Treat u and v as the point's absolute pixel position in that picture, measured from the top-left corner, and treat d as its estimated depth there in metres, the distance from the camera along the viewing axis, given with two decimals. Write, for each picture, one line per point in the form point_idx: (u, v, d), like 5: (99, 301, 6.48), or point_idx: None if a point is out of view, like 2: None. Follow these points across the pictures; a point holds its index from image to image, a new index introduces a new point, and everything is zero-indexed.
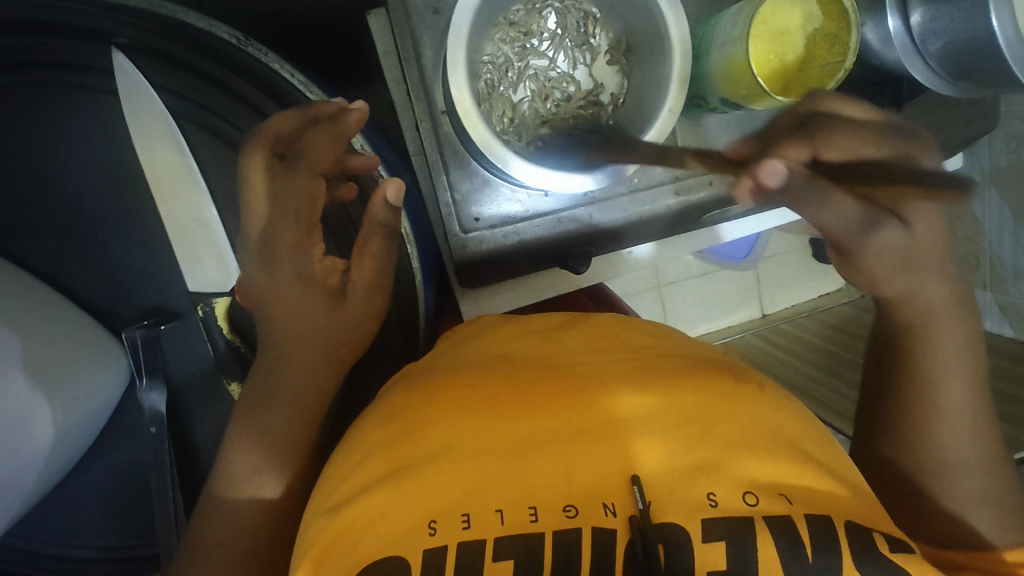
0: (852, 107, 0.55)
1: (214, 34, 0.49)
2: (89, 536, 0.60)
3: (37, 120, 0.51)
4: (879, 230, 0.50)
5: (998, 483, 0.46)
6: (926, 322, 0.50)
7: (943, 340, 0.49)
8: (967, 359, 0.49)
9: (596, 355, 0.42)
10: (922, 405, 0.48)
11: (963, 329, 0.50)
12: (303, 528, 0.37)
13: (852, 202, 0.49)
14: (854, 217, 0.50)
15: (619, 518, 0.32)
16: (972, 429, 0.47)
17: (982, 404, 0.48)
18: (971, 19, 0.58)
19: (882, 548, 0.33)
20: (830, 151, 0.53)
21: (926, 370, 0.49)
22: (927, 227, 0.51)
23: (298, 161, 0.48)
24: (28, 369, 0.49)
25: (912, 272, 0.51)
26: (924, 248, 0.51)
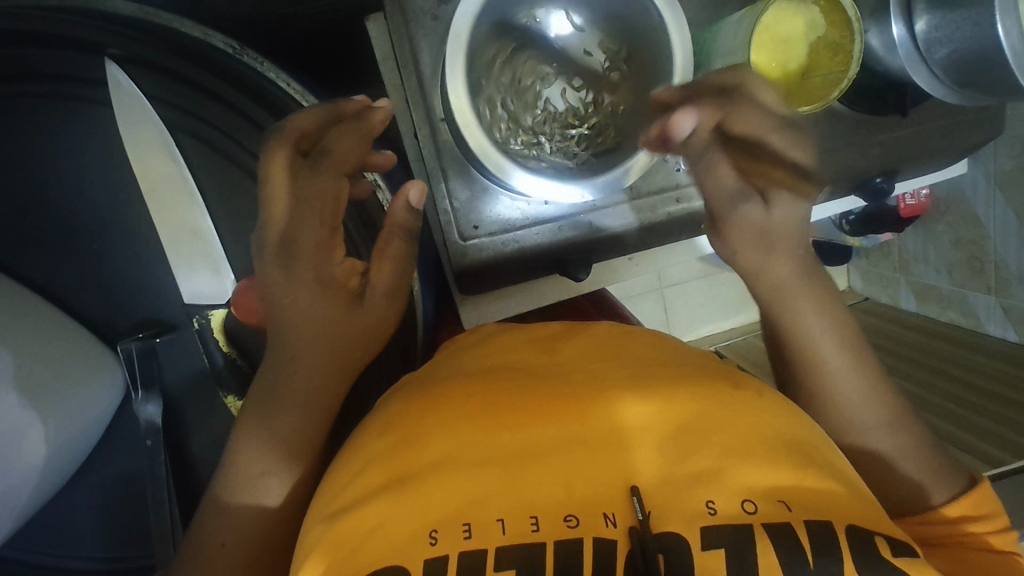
0: (773, 95, 0.53)
1: (208, 43, 0.49)
2: (85, 548, 0.60)
3: (34, 131, 0.51)
4: (743, 204, 0.50)
5: (913, 434, 0.49)
6: (780, 299, 0.50)
7: (805, 315, 0.49)
8: (839, 327, 0.50)
9: (593, 363, 0.42)
10: (818, 380, 0.48)
11: (817, 296, 0.50)
12: (301, 539, 0.37)
13: (729, 171, 0.50)
14: (732, 183, 0.50)
15: (619, 529, 0.32)
16: (864, 388, 0.48)
17: (863, 362, 0.49)
18: (977, 28, 0.57)
19: (884, 552, 0.32)
20: (739, 125, 0.51)
21: (804, 348, 0.49)
22: (786, 210, 0.50)
23: (322, 160, 0.48)
24: (19, 386, 0.48)
25: (767, 251, 0.50)
26: (782, 228, 0.50)
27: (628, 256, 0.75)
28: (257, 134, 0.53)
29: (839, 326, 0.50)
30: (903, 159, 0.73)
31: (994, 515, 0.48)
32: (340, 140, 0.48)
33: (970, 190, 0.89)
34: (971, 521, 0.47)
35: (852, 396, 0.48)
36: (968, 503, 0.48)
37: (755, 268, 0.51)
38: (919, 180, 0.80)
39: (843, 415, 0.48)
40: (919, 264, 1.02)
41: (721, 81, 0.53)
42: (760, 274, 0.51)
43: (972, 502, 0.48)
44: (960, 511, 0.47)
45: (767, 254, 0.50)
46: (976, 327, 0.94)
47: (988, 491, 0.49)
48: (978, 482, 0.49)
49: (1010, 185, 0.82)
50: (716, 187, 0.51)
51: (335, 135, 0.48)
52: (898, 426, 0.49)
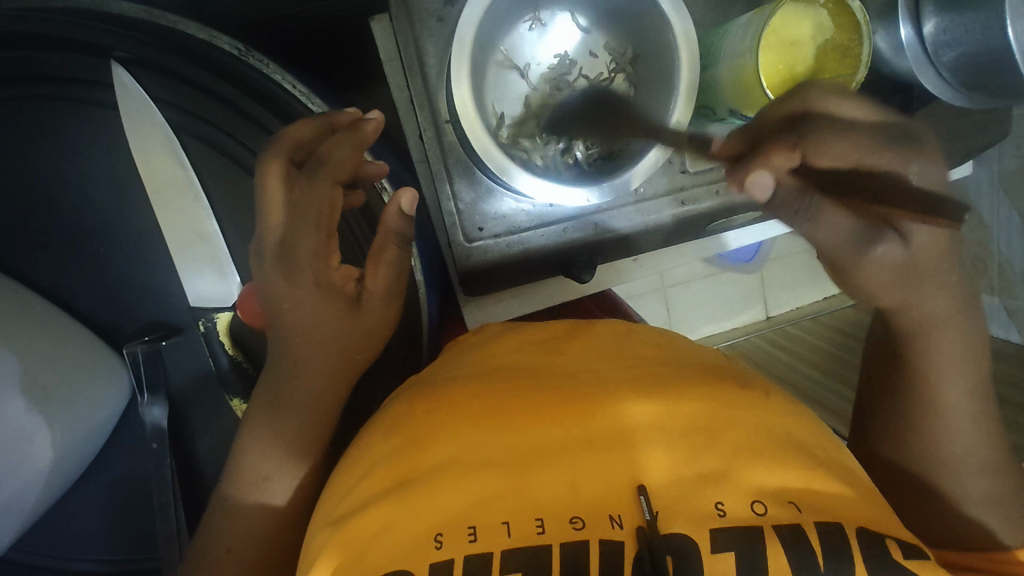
0: (850, 106, 0.47)
1: (215, 45, 0.49)
2: (90, 550, 0.60)
3: (39, 133, 0.51)
4: (879, 245, 0.44)
5: (1006, 486, 0.46)
6: (926, 334, 0.46)
7: (938, 349, 0.46)
8: (973, 367, 0.46)
9: (600, 364, 0.42)
10: (925, 415, 0.46)
11: (964, 333, 0.46)
12: (308, 540, 0.37)
13: (843, 217, 0.44)
14: (852, 229, 0.44)
15: (626, 530, 0.32)
16: (974, 429, 0.45)
17: (987, 405, 0.46)
18: (986, 31, 0.57)
19: (895, 554, 0.32)
20: (822, 160, 0.45)
21: (928, 385, 0.46)
22: (928, 240, 0.45)
23: (318, 170, 0.46)
24: (26, 391, 0.49)
25: (911, 286, 0.45)
26: (930, 260, 0.45)
27: (632, 257, 0.76)
28: (263, 136, 0.53)
29: (974, 367, 0.46)
30: None
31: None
32: (335, 148, 0.47)
33: (975, 193, 0.88)
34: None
35: (950, 435, 0.46)
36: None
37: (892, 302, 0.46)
38: None
39: (948, 454, 0.46)
40: None
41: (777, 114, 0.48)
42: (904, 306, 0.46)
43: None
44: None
45: (914, 288, 0.45)
46: None
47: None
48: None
49: (1013, 186, 0.84)
50: (834, 241, 0.44)
51: (330, 144, 0.47)
52: (996, 476, 0.46)
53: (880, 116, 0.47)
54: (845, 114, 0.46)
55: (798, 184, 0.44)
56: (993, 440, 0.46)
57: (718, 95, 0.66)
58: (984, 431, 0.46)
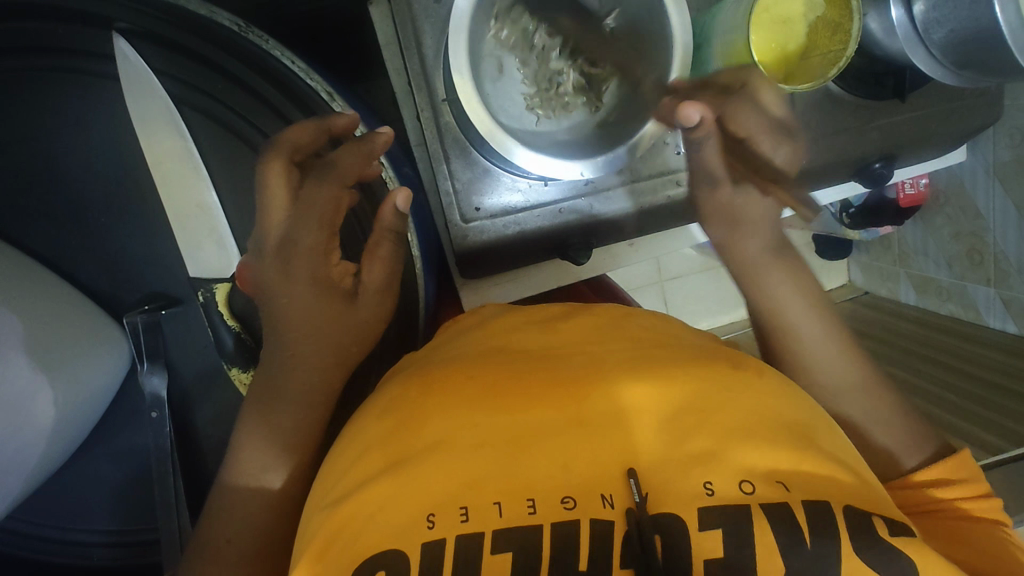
0: (773, 96, 0.57)
1: (214, 21, 0.49)
2: (92, 522, 0.61)
3: (38, 104, 0.51)
4: (718, 188, 0.58)
5: (882, 403, 0.52)
6: (759, 275, 0.56)
7: (770, 280, 0.56)
8: (810, 299, 0.55)
9: (592, 346, 0.42)
10: (782, 336, 0.54)
11: (789, 272, 0.56)
12: (305, 519, 0.38)
13: (715, 149, 0.57)
14: (713, 165, 0.57)
15: (617, 510, 0.32)
16: (831, 350, 0.53)
17: (833, 330, 0.54)
18: (974, 7, 0.56)
19: (881, 532, 0.33)
20: (734, 126, 0.57)
21: (777, 314, 0.54)
22: (758, 201, 0.58)
23: (329, 170, 0.47)
24: (28, 350, 0.48)
25: (736, 231, 0.58)
26: (753, 214, 0.58)
27: (629, 242, 0.76)
28: (280, 125, 0.53)
29: (809, 298, 0.55)
30: (901, 144, 0.74)
31: (969, 479, 0.49)
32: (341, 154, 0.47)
33: (969, 183, 0.87)
34: (941, 488, 0.48)
35: (809, 353, 0.52)
36: (944, 469, 0.49)
37: (725, 240, 0.59)
38: (918, 168, 0.81)
39: (813, 369, 0.52)
40: (919, 257, 0.98)
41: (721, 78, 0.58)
42: (732, 250, 0.58)
43: (945, 467, 0.49)
44: (933, 477, 0.49)
45: (733, 232, 0.58)
46: (975, 320, 0.90)
47: (966, 457, 0.50)
48: (956, 452, 0.51)
49: (1008, 176, 0.81)
50: (701, 165, 0.58)
51: (339, 151, 0.47)
52: (869, 392, 0.52)
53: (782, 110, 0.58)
54: (768, 103, 0.57)
55: (706, 121, 0.54)
56: (852, 361, 0.53)
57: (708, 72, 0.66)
58: (842, 350, 0.53)
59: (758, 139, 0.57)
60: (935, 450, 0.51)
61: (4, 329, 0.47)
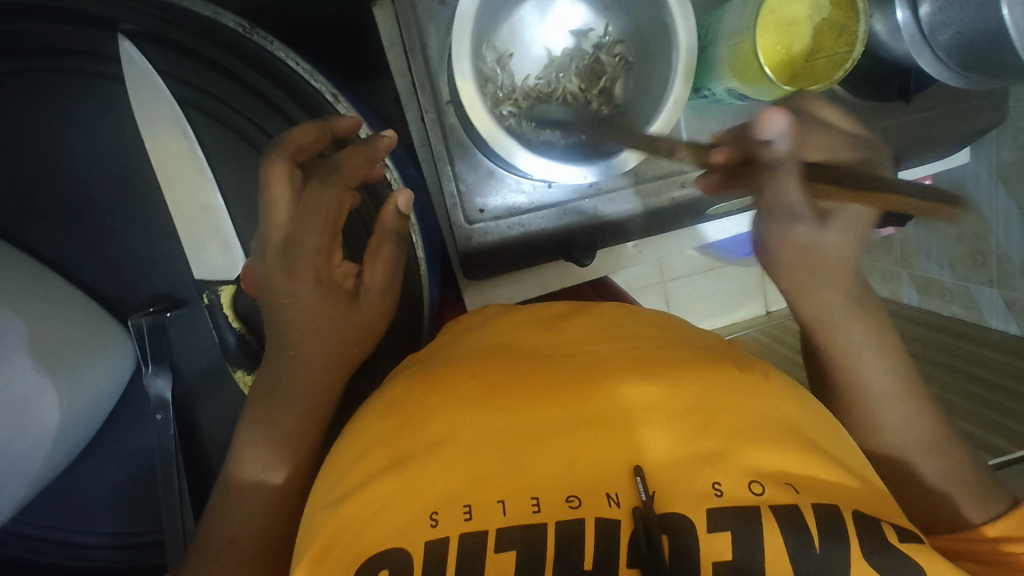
0: (834, 114, 0.53)
1: (220, 22, 0.49)
2: (95, 523, 0.61)
3: (44, 105, 0.51)
4: (797, 224, 0.48)
5: (959, 460, 0.50)
6: (833, 329, 0.51)
7: (847, 337, 0.50)
8: (888, 354, 0.51)
9: (596, 345, 0.42)
10: (859, 400, 0.50)
11: (867, 325, 0.51)
12: (306, 520, 0.38)
13: (798, 185, 0.45)
14: (797, 201, 0.46)
15: (622, 509, 0.32)
16: (910, 412, 0.50)
17: (910, 385, 0.51)
18: (982, 9, 0.56)
19: (891, 537, 0.33)
20: (811, 152, 0.49)
21: (850, 374, 0.50)
22: (844, 232, 0.49)
23: (330, 174, 0.48)
24: (33, 353, 0.48)
25: (815, 277, 0.50)
26: (836, 257, 0.49)
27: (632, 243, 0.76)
28: (284, 126, 0.53)
29: (886, 355, 0.50)
30: (905, 147, 0.74)
31: None
32: (346, 156, 0.48)
33: (973, 185, 0.87)
34: (1010, 543, 0.47)
35: (888, 420, 0.49)
36: (1009, 524, 0.48)
37: (795, 288, 0.52)
38: (923, 169, 0.81)
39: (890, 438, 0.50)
40: (922, 259, 0.97)
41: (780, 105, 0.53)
42: (805, 298, 0.51)
43: (1013, 522, 0.48)
44: (999, 531, 0.48)
45: (812, 279, 0.50)
46: (978, 322, 0.90)
47: None
48: (1020, 506, 0.50)
49: (1012, 178, 0.81)
50: (779, 203, 0.47)
51: (341, 153, 0.49)
52: (946, 452, 0.50)
53: (855, 128, 0.53)
54: (830, 120, 0.53)
55: (791, 147, 0.45)
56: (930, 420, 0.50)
57: (714, 74, 0.65)
58: (915, 409, 0.50)
59: (837, 159, 0.49)
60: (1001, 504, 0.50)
61: (9, 332, 0.47)
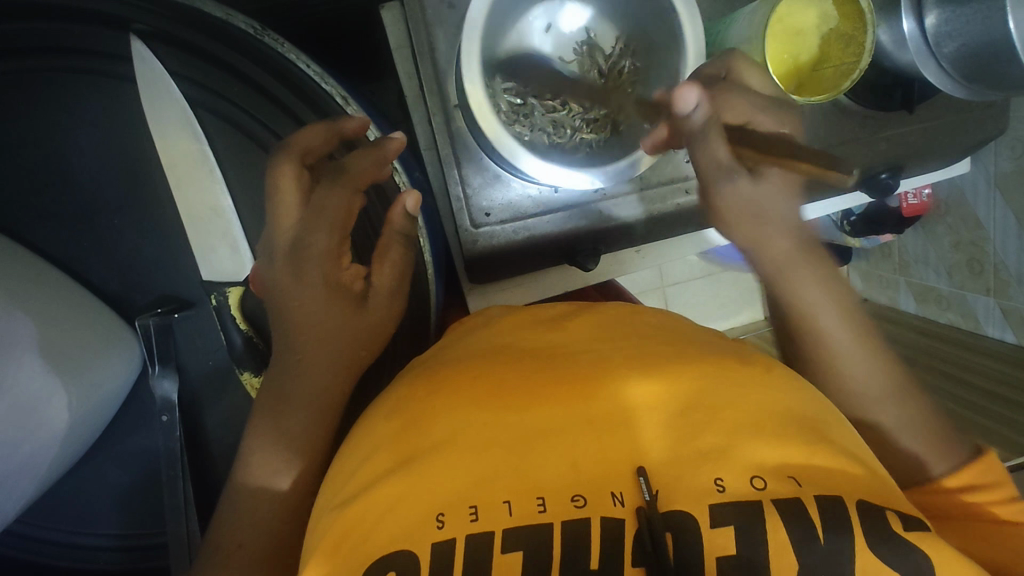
0: (756, 77, 0.59)
1: (231, 24, 0.51)
2: (98, 526, 0.61)
3: (56, 106, 0.52)
4: (738, 179, 0.54)
5: (919, 408, 0.50)
6: (796, 271, 0.53)
7: (802, 282, 0.52)
8: (842, 301, 0.52)
9: (602, 344, 0.43)
10: (818, 345, 0.50)
11: (820, 272, 0.53)
12: (315, 519, 0.38)
13: (722, 146, 0.54)
14: (725, 157, 0.54)
15: (627, 508, 0.33)
16: (867, 356, 0.50)
17: (866, 332, 0.51)
18: (987, 21, 0.57)
19: (895, 525, 0.33)
20: (731, 116, 0.56)
21: (806, 315, 0.51)
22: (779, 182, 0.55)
23: (339, 175, 0.49)
24: (43, 353, 0.48)
25: (764, 224, 0.54)
26: (777, 204, 0.55)
27: (636, 248, 0.77)
28: (292, 126, 0.53)
29: (840, 301, 0.52)
30: (906, 155, 0.75)
31: (993, 486, 0.49)
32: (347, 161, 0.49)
33: (970, 193, 0.88)
34: (969, 492, 0.49)
35: (845, 361, 0.50)
36: (971, 475, 0.49)
37: (750, 236, 0.55)
38: (922, 179, 0.81)
39: (852, 381, 0.49)
40: (919, 266, 0.98)
41: (703, 70, 0.59)
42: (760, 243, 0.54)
43: (975, 471, 0.50)
44: (960, 482, 0.49)
45: (762, 228, 0.54)
46: (975, 330, 0.91)
47: (991, 464, 0.50)
48: (983, 455, 0.51)
49: (1009, 185, 0.81)
50: (709, 161, 0.54)
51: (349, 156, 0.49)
52: (904, 400, 0.50)
53: (770, 88, 0.59)
54: (750, 82, 0.58)
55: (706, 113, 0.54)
56: (888, 368, 0.50)
57: None
58: (869, 353, 0.50)
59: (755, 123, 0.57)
60: (964, 455, 0.51)
61: (18, 331, 0.47)
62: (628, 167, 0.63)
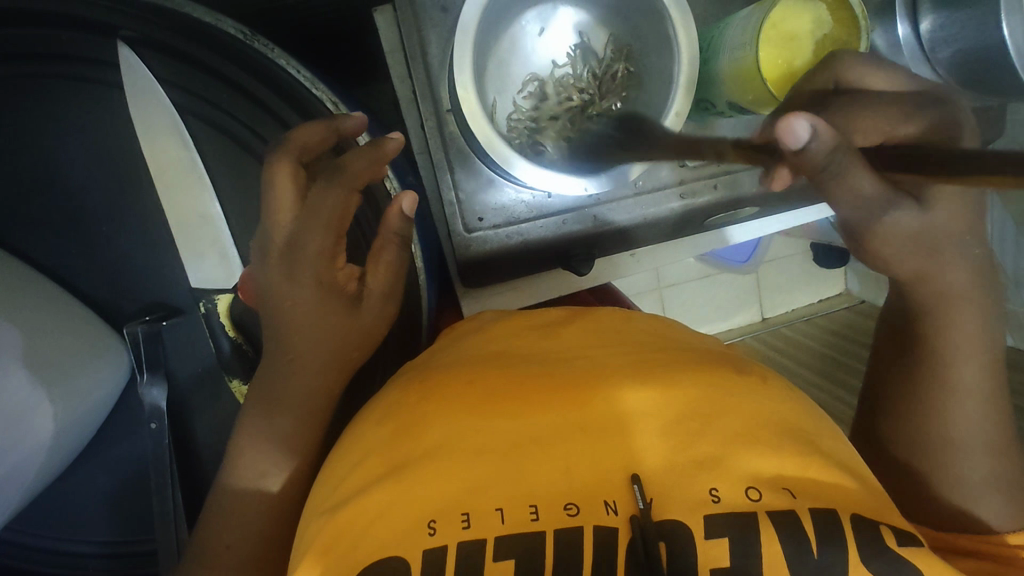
0: (881, 79, 0.56)
1: (221, 29, 0.48)
2: (87, 532, 0.60)
3: (43, 112, 0.51)
4: (894, 210, 0.47)
5: (1012, 469, 0.49)
6: (960, 314, 0.49)
7: (959, 321, 0.49)
8: (983, 352, 0.49)
9: (596, 350, 0.42)
10: (938, 384, 0.50)
11: (982, 316, 0.50)
12: (303, 527, 0.38)
13: (865, 174, 0.44)
14: (867, 188, 0.45)
15: (620, 517, 0.32)
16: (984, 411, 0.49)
17: (994, 386, 0.50)
18: (981, 27, 0.58)
19: (889, 542, 0.33)
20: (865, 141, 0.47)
21: (948, 354, 0.49)
22: (950, 210, 0.48)
23: (334, 175, 0.46)
24: (28, 364, 0.48)
25: (934, 258, 0.49)
26: (947, 239, 0.49)
27: (630, 252, 0.77)
28: (279, 131, 0.53)
29: (984, 351, 0.50)
30: None
31: None
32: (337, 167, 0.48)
33: None
34: None
35: (959, 409, 0.49)
36: None
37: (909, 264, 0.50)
38: None
39: (955, 427, 0.49)
40: None
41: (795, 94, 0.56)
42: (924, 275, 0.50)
43: None
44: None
45: (933, 261, 0.49)
46: None
47: None
48: None
49: None
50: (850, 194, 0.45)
51: (347, 154, 0.47)
52: (1000, 458, 0.49)
53: (902, 86, 0.56)
54: (870, 84, 0.56)
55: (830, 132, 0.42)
56: (998, 427, 0.49)
57: (716, 89, 0.66)
58: (992, 413, 0.49)
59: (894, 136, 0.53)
60: None
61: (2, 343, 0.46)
62: (625, 172, 0.62)
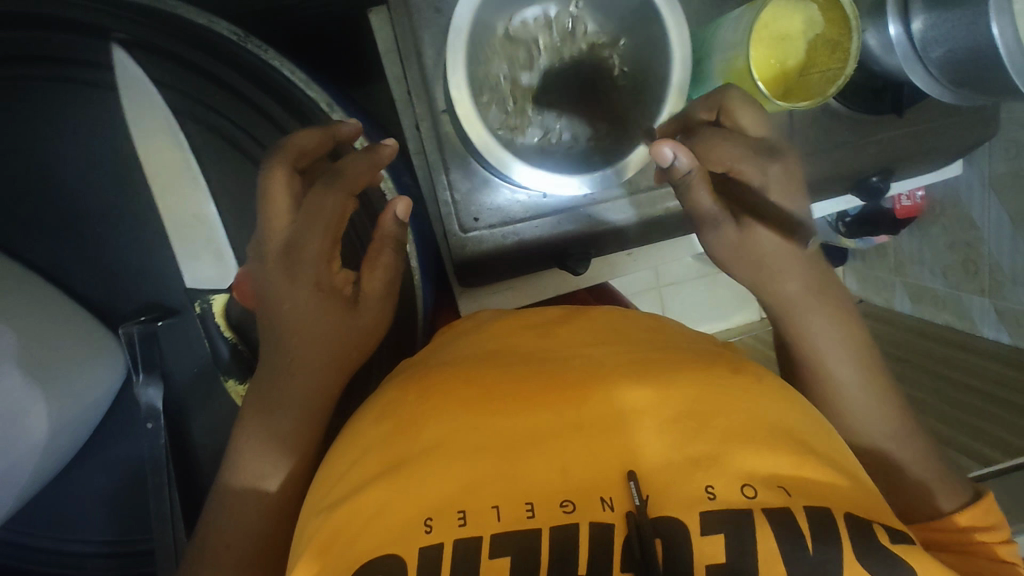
0: (748, 117, 0.56)
1: (214, 30, 0.49)
2: (84, 532, 0.60)
3: (38, 113, 0.51)
4: (722, 228, 0.54)
5: (918, 450, 0.51)
6: (800, 317, 0.53)
7: (809, 326, 0.52)
8: (853, 347, 0.52)
9: (591, 349, 0.42)
10: (824, 392, 0.51)
11: (832, 313, 0.53)
12: (300, 526, 0.38)
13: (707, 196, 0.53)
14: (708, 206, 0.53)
15: (616, 513, 0.32)
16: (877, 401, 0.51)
17: (878, 377, 0.52)
18: (971, 28, 0.58)
19: (883, 539, 0.33)
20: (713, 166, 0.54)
21: (817, 360, 0.52)
22: (772, 231, 0.54)
23: (334, 179, 0.47)
24: (23, 364, 0.47)
25: (764, 272, 0.53)
26: (776, 252, 0.53)
27: (626, 251, 0.77)
28: (276, 134, 0.54)
29: (852, 347, 0.52)
30: (898, 159, 0.74)
31: (996, 526, 0.50)
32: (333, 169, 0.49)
33: (965, 194, 0.87)
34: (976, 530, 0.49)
35: (849, 410, 0.50)
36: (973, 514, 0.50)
37: (756, 282, 0.54)
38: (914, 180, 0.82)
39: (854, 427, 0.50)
40: (913, 266, 0.99)
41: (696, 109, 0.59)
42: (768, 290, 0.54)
43: (979, 510, 0.51)
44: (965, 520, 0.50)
45: (770, 276, 0.53)
46: (969, 329, 0.91)
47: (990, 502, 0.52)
48: (983, 496, 0.52)
49: (1004, 187, 0.81)
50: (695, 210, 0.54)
51: (345, 158, 0.48)
52: (902, 441, 0.51)
53: (762, 132, 0.57)
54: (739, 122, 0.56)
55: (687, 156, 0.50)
56: (893, 414, 0.51)
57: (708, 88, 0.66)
58: (884, 403, 0.51)
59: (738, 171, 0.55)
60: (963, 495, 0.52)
61: None
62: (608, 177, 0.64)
